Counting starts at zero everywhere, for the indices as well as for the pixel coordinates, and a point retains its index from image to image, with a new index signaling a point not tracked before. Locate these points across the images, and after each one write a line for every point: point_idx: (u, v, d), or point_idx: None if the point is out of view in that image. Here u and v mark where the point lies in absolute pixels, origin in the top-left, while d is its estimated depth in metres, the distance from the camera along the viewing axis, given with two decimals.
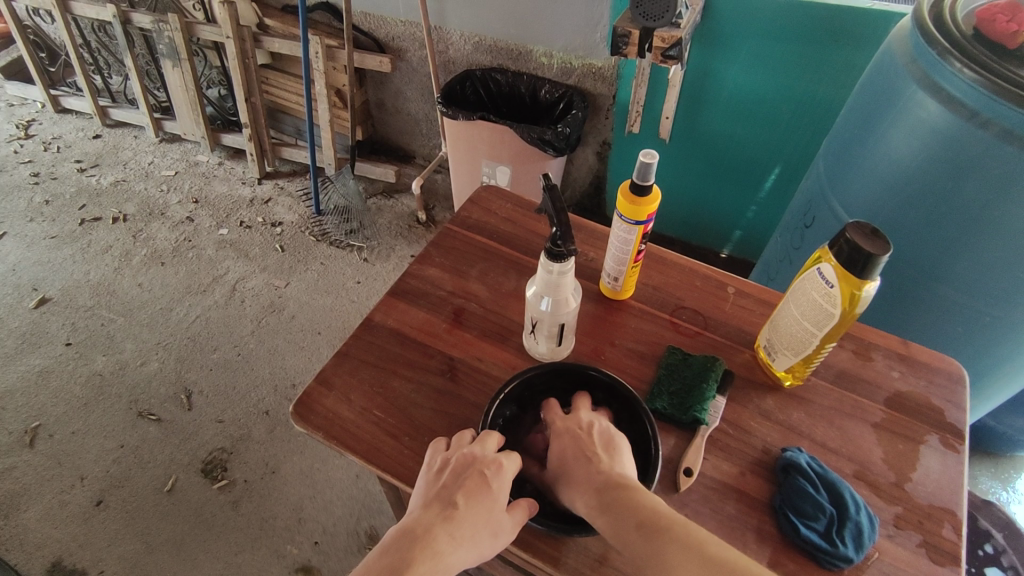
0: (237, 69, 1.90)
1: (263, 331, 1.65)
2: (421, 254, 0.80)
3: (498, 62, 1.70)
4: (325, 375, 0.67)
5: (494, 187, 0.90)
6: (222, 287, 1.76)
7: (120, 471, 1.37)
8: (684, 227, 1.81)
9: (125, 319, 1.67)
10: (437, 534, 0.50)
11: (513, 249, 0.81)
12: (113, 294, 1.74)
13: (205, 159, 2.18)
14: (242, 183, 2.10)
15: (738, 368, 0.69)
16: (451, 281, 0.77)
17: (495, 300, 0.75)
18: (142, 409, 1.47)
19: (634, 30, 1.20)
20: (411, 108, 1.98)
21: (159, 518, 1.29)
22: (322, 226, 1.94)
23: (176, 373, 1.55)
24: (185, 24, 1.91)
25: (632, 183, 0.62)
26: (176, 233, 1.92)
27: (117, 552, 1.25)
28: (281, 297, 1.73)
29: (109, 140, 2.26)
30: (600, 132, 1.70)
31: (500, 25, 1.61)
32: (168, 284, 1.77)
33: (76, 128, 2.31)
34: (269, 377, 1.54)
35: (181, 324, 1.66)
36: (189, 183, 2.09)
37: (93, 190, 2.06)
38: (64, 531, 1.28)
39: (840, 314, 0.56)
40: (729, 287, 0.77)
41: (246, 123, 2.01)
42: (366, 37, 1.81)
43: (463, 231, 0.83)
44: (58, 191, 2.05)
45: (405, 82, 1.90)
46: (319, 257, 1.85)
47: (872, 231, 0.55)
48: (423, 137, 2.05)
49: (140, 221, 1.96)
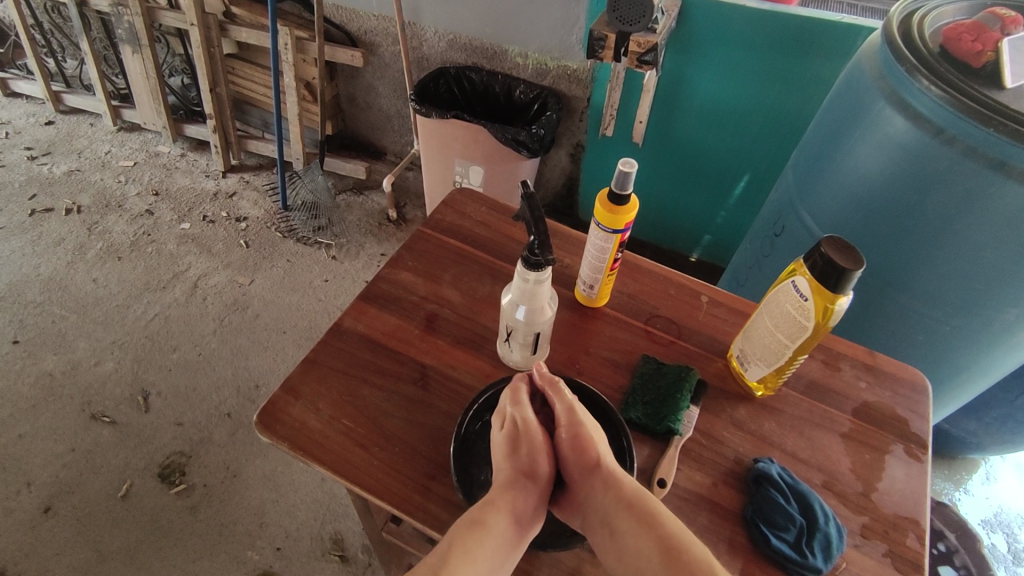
0: (201, 58, 1.83)
1: (226, 330, 1.60)
2: (393, 258, 0.78)
3: (472, 60, 1.68)
4: (291, 383, 0.65)
5: (469, 190, 0.89)
6: (182, 284, 1.70)
7: (70, 476, 1.30)
8: (655, 231, 1.83)
9: (77, 316, 1.60)
10: (473, 532, 0.52)
11: (487, 254, 0.80)
12: (65, 289, 1.66)
13: (166, 150, 2.10)
14: (205, 176, 2.03)
15: (712, 378, 0.69)
16: (424, 286, 0.75)
17: (469, 306, 0.73)
18: (95, 411, 1.41)
19: (611, 35, 1.20)
20: (382, 104, 1.94)
21: (112, 525, 1.24)
22: (288, 222, 1.89)
23: (132, 373, 1.49)
24: (146, 9, 1.83)
25: (610, 191, 0.62)
26: (134, 226, 1.84)
27: (66, 561, 1.19)
28: (244, 295, 1.68)
29: (62, 127, 2.16)
30: (574, 134, 1.70)
31: (475, 23, 1.60)
32: (125, 279, 1.70)
33: (26, 113, 2.20)
34: (231, 378, 1.50)
35: (138, 322, 1.60)
36: (148, 175, 2.02)
37: (44, 180, 1.96)
38: (7, 540, 1.21)
39: (813, 327, 0.57)
40: (702, 296, 0.78)
41: (210, 114, 1.94)
42: (338, 30, 1.77)
43: (437, 235, 0.82)
44: (6, 180, 1.94)
45: (377, 77, 1.86)
46: (285, 254, 1.80)
47: (846, 246, 0.55)
48: (395, 133, 2.02)
49: (96, 213, 1.87)
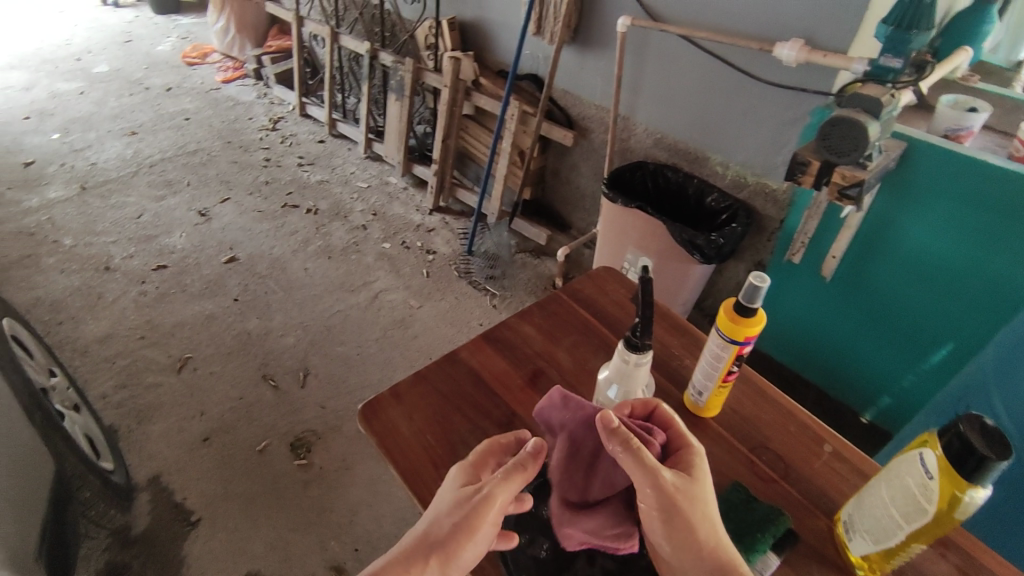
0: (444, 114, 2.15)
1: (385, 341, 1.79)
2: (523, 311, 0.84)
3: (673, 160, 1.73)
4: (399, 389, 0.72)
5: (617, 271, 0.92)
6: (367, 292, 1.96)
7: (231, 419, 1.55)
8: (824, 375, 1.66)
9: (284, 294, 1.93)
10: None
11: (611, 333, 0.82)
12: (284, 271, 2.01)
13: (394, 181, 2.47)
14: (416, 210, 2.33)
15: (807, 534, 0.62)
16: (541, 343, 0.79)
17: (575, 374, 0.76)
18: (267, 373, 1.67)
19: (815, 162, 1.17)
20: (581, 182, 2.08)
21: (244, 470, 1.44)
22: (467, 265, 2.09)
23: (304, 352, 1.74)
24: (416, 69, 2.22)
25: (738, 302, 0.61)
26: (349, 235, 2.18)
27: (202, 486, 1.40)
28: (410, 316, 1.88)
29: (328, 146, 2.67)
30: (758, 253, 1.64)
31: (685, 127, 1.67)
32: (327, 275, 2.01)
33: (309, 131, 2.76)
34: (374, 382, 1.67)
35: (324, 312, 1.87)
36: (374, 198, 2.38)
37: (302, 183, 2.43)
38: (171, 451, 1.47)
39: (935, 512, 0.49)
40: (827, 444, 0.70)
41: (436, 161, 2.25)
42: (560, 110, 1.97)
43: (571, 302, 0.86)
44: (278, 177, 2.45)
45: (582, 158, 2.01)
46: (455, 291, 1.99)
47: (994, 432, 0.48)
48: (585, 211, 2.13)
49: (327, 217, 2.26)
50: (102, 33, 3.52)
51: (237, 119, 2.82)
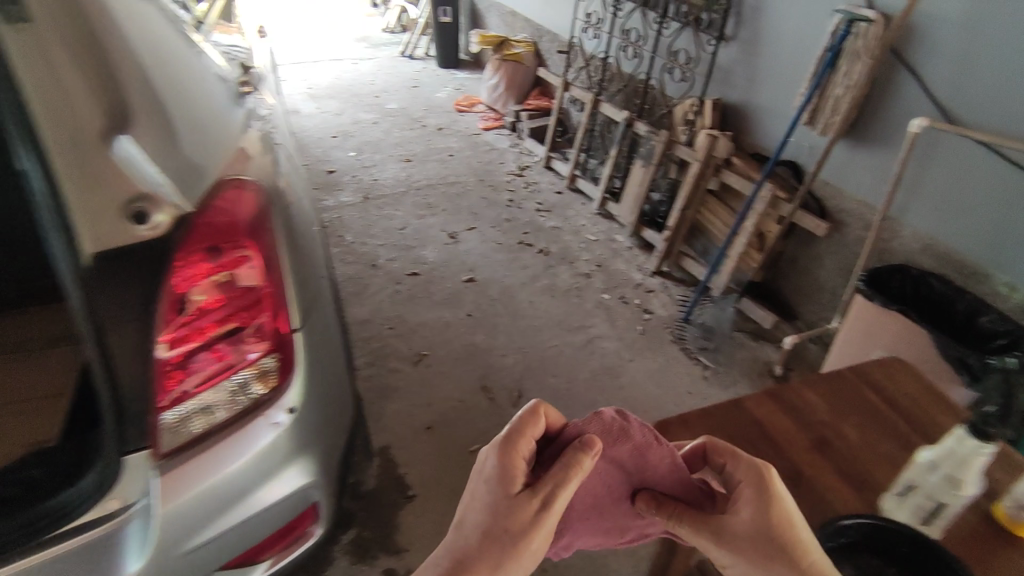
0: (688, 186, 2.23)
1: (594, 384, 1.88)
2: (807, 377, 0.90)
3: (942, 271, 1.62)
4: (693, 416, 0.83)
5: (903, 362, 0.96)
6: (582, 335, 2.08)
7: (453, 416, 1.73)
8: None
9: (510, 319, 2.12)
10: None
11: (900, 419, 0.85)
12: (512, 299, 2.22)
13: (620, 239, 2.59)
14: (638, 269, 2.42)
15: None
16: (828, 412, 0.85)
17: (864, 448, 0.81)
18: (487, 385, 1.84)
19: None
20: (820, 276, 2.01)
21: (457, 464, 1.59)
22: (682, 331, 2.11)
23: (520, 375, 1.89)
24: (669, 141, 2.35)
25: None
26: (573, 280, 2.34)
27: (422, 466, 1.58)
28: (620, 366, 1.96)
29: (565, 197, 2.90)
30: None
31: (967, 240, 1.55)
32: (549, 311, 2.17)
33: (550, 181, 3.03)
34: (580, 420, 1.75)
35: (542, 344, 2.02)
36: (600, 251, 2.53)
37: (538, 226, 2.67)
38: (402, 428, 1.68)
39: None
40: None
41: (669, 227, 2.33)
42: (816, 201, 1.94)
43: (856, 380, 0.91)
44: (518, 217, 2.73)
45: (829, 251, 1.95)
46: (666, 354, 2.02)
47: None
48: (819, 305, 2.04)
49: (555, 260, 2.45)
50: (398, 78, 4.25)
51: (491, 162, 3.20)
